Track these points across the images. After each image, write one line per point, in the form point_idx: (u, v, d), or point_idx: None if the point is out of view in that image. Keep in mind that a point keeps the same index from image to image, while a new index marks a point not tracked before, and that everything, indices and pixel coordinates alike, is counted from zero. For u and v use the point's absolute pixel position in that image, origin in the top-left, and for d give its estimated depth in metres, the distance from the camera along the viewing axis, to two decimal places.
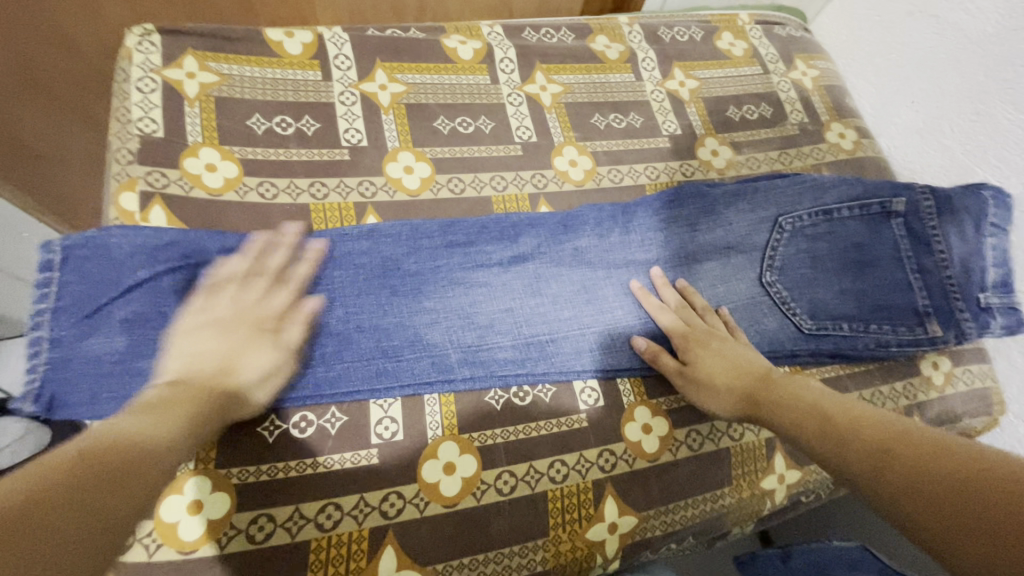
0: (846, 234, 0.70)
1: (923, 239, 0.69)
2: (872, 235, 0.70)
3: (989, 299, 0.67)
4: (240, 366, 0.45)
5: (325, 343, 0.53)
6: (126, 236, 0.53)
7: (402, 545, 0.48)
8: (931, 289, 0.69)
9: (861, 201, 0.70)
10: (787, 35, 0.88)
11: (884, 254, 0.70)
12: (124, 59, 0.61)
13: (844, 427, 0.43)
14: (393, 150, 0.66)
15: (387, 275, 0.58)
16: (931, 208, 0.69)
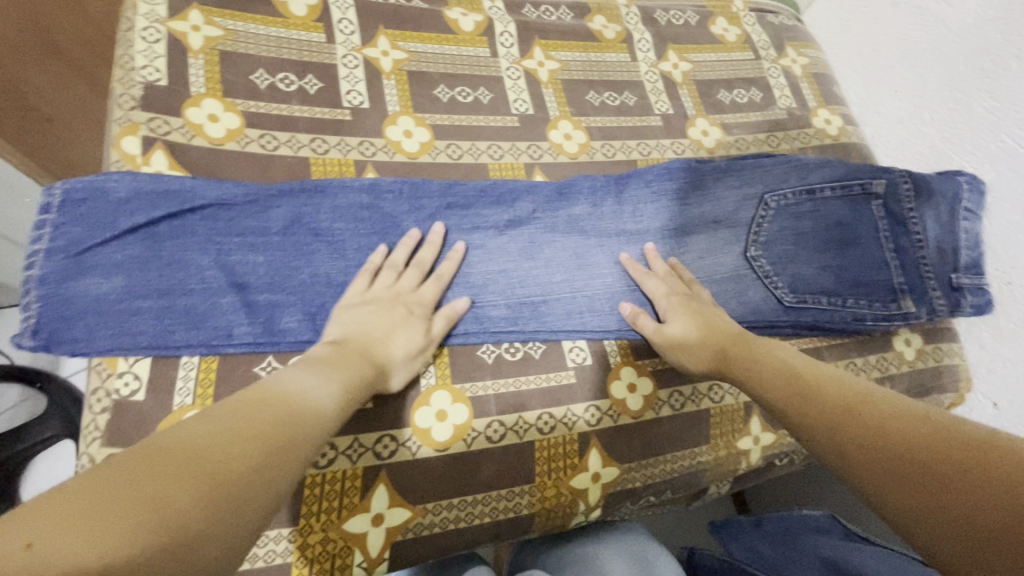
0: (827, 214, 0.73)
1: (900, 220, 0.72)
2: (853, 215, 0.73)
3: (961, 280, 0.70)
4: (390, 346, 0.50)
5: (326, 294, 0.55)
6: (125, 181, 0.52)
7: (394, 484, 0.50)
8: (906, 268, 0.72)
9: (843, 182, 0.73)
10: (778, 24, 0.91)
11: (864, 233, 0.73)
12: (129, 9, 0.62)
13: (816, 388, 0.45)
14: (394, 115, 0.67)
15: (386, 233, 0.60)
16: (908, 191, 0.72)
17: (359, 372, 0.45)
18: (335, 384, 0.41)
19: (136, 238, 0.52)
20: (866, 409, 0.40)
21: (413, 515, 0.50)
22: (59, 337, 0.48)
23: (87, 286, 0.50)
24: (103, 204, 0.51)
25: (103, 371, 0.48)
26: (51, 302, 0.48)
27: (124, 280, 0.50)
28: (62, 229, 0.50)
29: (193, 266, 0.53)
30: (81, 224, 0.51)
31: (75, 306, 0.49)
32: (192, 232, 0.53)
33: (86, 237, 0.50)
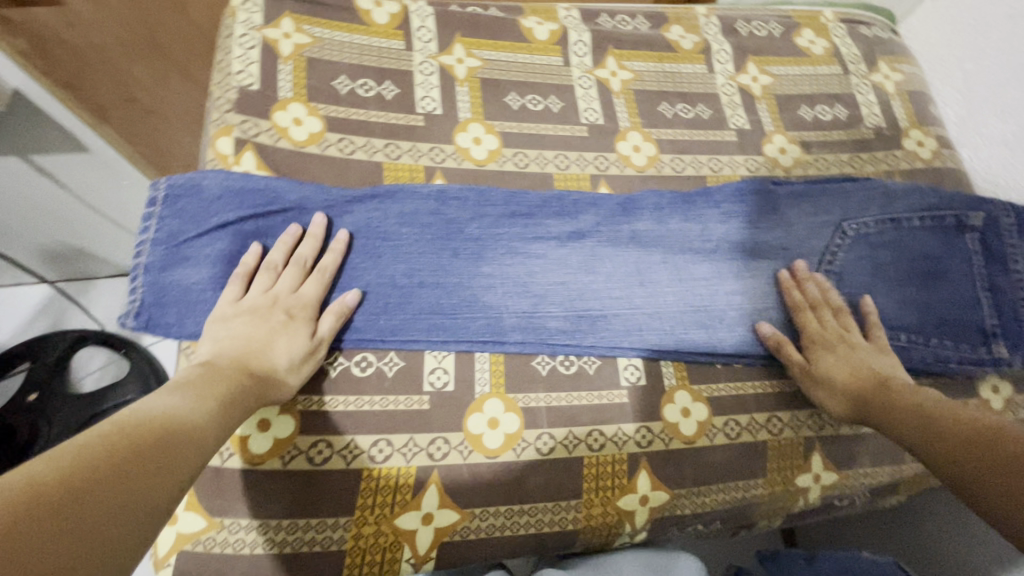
0: (913, 243, 0.68)
1: (999, 257, 0.67)
2: (943, 247, 0.68)
3: None
4: (270, 350, 0.48)
5: (394, 295, 0.57)
6: (218, 178, 0.56)
7: (444, 486, 0.51)
8: (1001, 308, 0.66)
9: (934, 211, 0.68)
10: (871, 37, 0.86)
11: (954, 268, 0.68)
12: (230, 17, 0.67)
13: (895, 407, 0.53)
14: (464, 123, 0.69)
15: (451, 239, 0.61)
16: (1012, 226, 0.67)
17: (244, 388, 0.44)
18: (201, 396, 0.40)
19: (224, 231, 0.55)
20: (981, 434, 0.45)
21: (461, 518, 0.51)
22: (159, 322, 0.53)
23: (182, 276, 0.54)
24: (198, 200, 0.56)
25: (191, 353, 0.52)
26: (153, 289, 0.53)
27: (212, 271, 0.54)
28: (165, 223, 0.55)
29: (276, 262, 0.56)
30: (180, 219, 0.55)
31: (172, 294, 0.53)
32: (275, 230, 0.57)
33: (185, 231, 0.55)
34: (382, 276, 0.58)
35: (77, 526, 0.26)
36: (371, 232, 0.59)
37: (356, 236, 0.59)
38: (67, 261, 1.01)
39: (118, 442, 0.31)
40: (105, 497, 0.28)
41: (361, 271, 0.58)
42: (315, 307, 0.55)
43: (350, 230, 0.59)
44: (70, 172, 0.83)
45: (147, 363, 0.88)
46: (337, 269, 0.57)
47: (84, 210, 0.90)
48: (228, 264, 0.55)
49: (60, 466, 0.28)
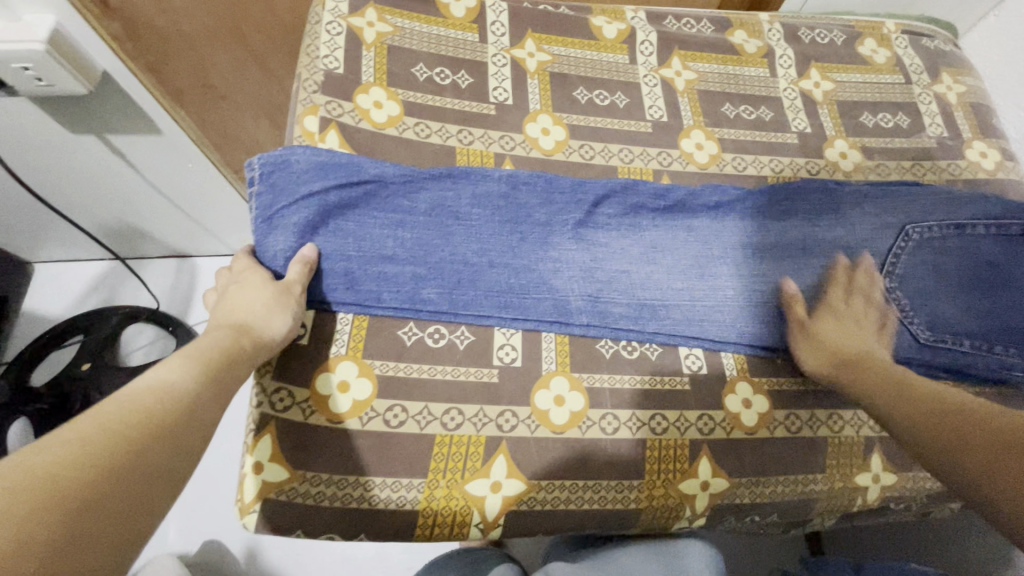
0: (977, 250, 0.68)
1: None
2: (1009, 256, 0.68)
3: None
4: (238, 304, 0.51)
5: (467, 272, 0.59)
6: (306, 154, 0.60)
7: (513, 457, 0.52)
8: None
9: (998, 220, 0.68)
10: (934, 48, 0.86)
11: (1021, 277, 0.67)
12: (318, 5, 0.70)
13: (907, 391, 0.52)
14: (534, 113, 0.71)
15: (520, 223, 0.63)
16: None
17: (238, 348, 0.45)
18: (192, 365, 0.41)
19: (310, 204, 0.58)
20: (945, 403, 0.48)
21: (527, 489, 0.52)
22: None
23: (272, 245, 0.57)
24: (288, 174, 0.59)
25: None
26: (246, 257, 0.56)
27: (299, 241, 0.57)
28: (259, 196, 0.58)
29: (356, 234, 0.59)
30: (273, 192, 0.58)
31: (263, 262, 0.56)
32: (356, 204, 0.59)
33: (275, 203, 0.58)
34: (455, 254, 0.60)
35: (93, 524, 0.27)
36: (445, 212, 0.62)
37: (431, 215, 0.61)
38: (122, 238, 1.06)
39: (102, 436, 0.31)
40: (115, 493, 0.29)
41: (436, 248, 0.60)
42: (392, 278, 0.57)
43: (426, 208, 0.61)
44: (138, 151, 0.86)
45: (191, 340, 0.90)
46: (413, 245, 0.60)
47: (146, 187, 0.93)
48: (312, 233, 0.58)
49: (79, 451, 0.30)
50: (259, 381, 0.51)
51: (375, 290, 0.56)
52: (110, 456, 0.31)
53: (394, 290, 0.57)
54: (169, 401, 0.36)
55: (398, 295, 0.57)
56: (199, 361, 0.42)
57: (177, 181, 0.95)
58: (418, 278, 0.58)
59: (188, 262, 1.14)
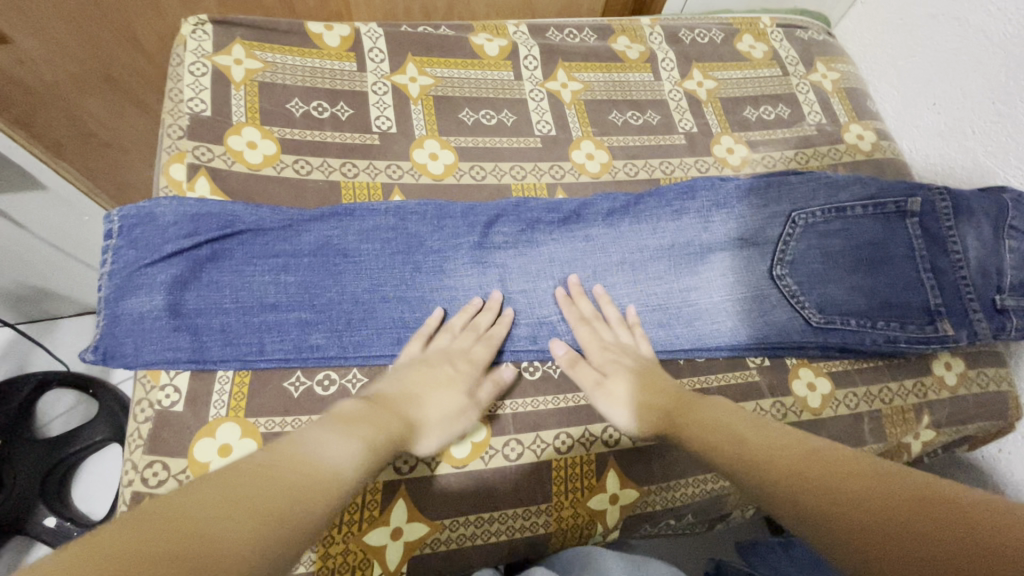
0: (857, 232, 0.71)
1: (939, 240, 0.70)
2: (886, 234, 0.71)
3: (1006, 302, 0.68)
4: (427, 405, 0.50)
5: (357, 313, 0.57)
6: (171, 205, 0.56)
7: (412, 500, 0.51)
8: (943, 288, 0.69)
9: (875, 200, 0.71)
10: (808, 39, 0.90)
11: (898, 252, 0.70)
12: (180, 46, 0.67)
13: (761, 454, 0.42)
14: (420, 139, 0.70)
15: (411, 253, 0.61)
16: (948, 209, 0.70)
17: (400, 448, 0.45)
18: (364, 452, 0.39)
19: (178, 259, 0.54)
20: (787, 454, 0.41)
21: (431, 530, 0.51)
22: (118, 353, 0.51)
23: (133, 305, 0.53)
24: (151, 228, 0.55)
25: (147, 382, 0.52)
26: (109, 321, 0.52)
27: (167, 298, 0.53)
28: (119, 253, 0.54)
29: (234, 286, 0.56)
30: (135, 249, 0.54)
31: (126, 325, 0.52)
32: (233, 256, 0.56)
33: (137, 260, 0.54)
34: (343, 294, 0.58)
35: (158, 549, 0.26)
36: (328, 250, 0.59)
37: (312, 255, 0.58)
38: (26, 301, 0.94)
39: (213, 493, 0.30)
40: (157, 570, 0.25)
41: (321, 290, 0.57)
42: (274, 327, 0.55)
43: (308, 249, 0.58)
44: (31, 215, 0.80)
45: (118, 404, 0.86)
46: (297, 289, 0.57)
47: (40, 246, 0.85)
48: (187, 289, 0.54)
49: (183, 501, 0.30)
50: (131, 458, 0.49)
51: (255, 342, 0.54)
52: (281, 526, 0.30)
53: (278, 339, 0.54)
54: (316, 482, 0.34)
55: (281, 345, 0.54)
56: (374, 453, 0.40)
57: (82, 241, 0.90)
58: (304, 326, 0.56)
59: None
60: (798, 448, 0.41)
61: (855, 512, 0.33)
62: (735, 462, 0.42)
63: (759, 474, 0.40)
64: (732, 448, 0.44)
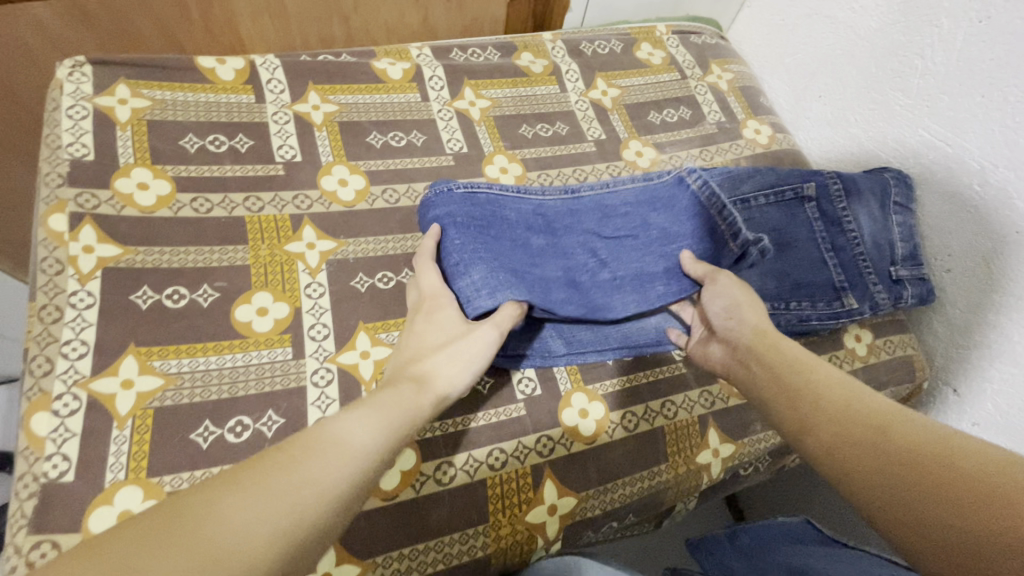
0: (763, 220, 0.74)
1: (835, 220, 0.75)
2: (789, 218, 0.75)
3: (900, 272, 0.74)
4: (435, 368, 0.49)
5: (594, 292, 0.61)
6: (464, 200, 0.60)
7: (341, 540, 0.48)
8: (845, 265, 0.74)
9: (776, 188, 0.75)
10: (702, 43, 0.96)
11: (801, 235, 0.75)
12: (55, 89, 0.63)
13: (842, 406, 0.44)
14: (328, 166, 0.69)
15: (633, 238, 0.65)
16: (839, 191, 0.75)
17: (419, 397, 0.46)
18: (382, 427, 0.41)
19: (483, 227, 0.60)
20: (903, 425, 0.40)
21: (362, 570, 0.49)
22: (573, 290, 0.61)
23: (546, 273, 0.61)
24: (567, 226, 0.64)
25: (30, 454, 0.47)
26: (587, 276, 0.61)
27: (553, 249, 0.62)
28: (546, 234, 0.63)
29: (483, 236, 0.59)
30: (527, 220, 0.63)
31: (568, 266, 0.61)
32: (482, 218, 0.60)
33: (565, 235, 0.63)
34: (608, 274, 0.63)
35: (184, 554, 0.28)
36: (566, 232, 0.64)
37: (558, 236, 0.63)
38: None
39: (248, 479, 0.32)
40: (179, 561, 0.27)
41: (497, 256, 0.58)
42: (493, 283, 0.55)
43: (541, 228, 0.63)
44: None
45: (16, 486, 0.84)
46: (553, 262, 0.62)
47: None
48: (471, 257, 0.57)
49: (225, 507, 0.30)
50: (13, 541, 0.44)
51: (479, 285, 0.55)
52: (303, 518, 0.32)
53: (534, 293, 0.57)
54: (343, 460, 0.36)
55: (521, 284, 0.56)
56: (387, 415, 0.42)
57: None
58: (547, 289, 0.59)
59: None
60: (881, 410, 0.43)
61: (912, 499, 0.36)
62: (813, 408, 0.46)
63: (836, 429, 0.43)
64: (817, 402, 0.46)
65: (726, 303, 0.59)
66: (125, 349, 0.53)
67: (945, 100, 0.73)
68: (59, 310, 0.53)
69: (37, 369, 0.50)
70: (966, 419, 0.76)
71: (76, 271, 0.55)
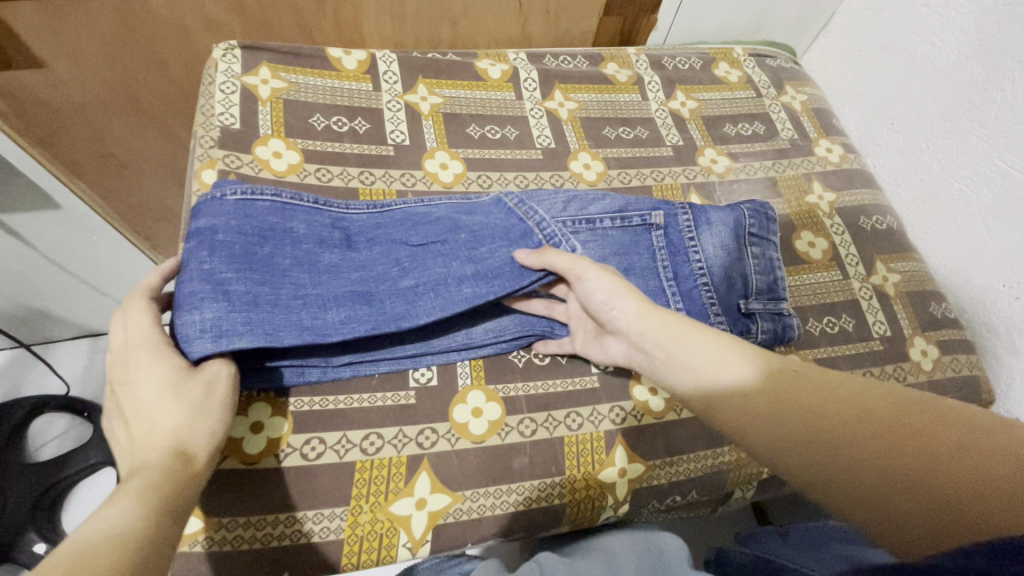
0: (605, 244, 0.67)
1: (681, 250, 0.69)
2: (631, 243, 0.68)
3: (752, 305, 0.68)
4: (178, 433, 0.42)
5: (388, 303, 0.55)
6: (220, 211, 0.53)
7: (436, 472, 0.54)
8: (688, 296, 0.67)
9: (621, 213, 0.68)
10: (777, 65, 1.00)
11: (642, 263, 0.67)
12: (210, 67, 0.73)
13: (794, 403, 0.45)
14: (432, 150, 0.76)
15: (344, 253, 0.57)
16: (688, 222, 0.70)
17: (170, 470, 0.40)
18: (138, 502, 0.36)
19: (220, 238, 0.52)
20: (854, 410, 0.43)
21: (453, 501, 0.54)
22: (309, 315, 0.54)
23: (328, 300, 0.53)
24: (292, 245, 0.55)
25: None
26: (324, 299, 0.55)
27: (329, 278, 0.55)
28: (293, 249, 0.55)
29: (236, 254, 0.51)
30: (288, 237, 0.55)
31: (338, 298, 0.54)
32: (254, 230, 0.53)
33: (345, 260, 0.57)
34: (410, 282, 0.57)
35: None
36: (338, 247, 0.57)
37: (356, 251, 0.58)
38: (32, 322, 1.06)
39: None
40: None
41: (234, 275, 0.50)
42: (230, 321, 0.48)
43: (256, 244, 0.53)
44: (40, 230, 0.88)
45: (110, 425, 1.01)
46: (343, 278, 0.56)
47: (33, 254, 0.90)
48: (198, 294, 0.48)
49: None
50: None
51: (230, 325, 0.48)
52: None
53: (290, 328, 0.50)
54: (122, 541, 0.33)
55: (269, 328, 0.49)
56: (140, 497, 0.37)
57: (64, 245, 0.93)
58: (312, 315, 0.52)
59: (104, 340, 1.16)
60: (829, 393, 0.45)
61: (883, 485, 0.39)
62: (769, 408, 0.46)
63: (798, 430, 0.44)
64: (768, 403, 0.46)
65: (604, 295, 0.57)
66: None
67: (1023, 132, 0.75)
68: None
69: None
70: None
71: None
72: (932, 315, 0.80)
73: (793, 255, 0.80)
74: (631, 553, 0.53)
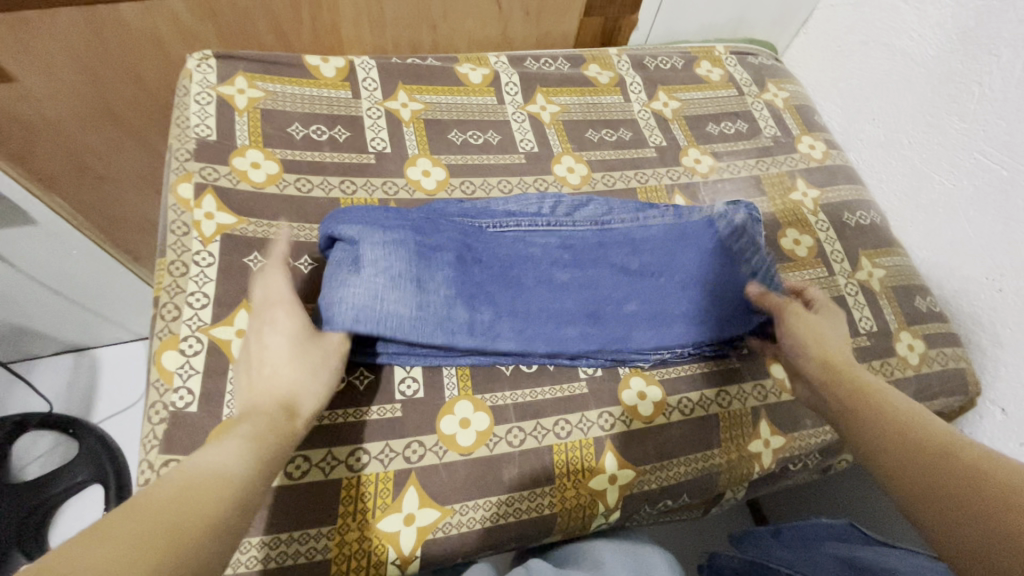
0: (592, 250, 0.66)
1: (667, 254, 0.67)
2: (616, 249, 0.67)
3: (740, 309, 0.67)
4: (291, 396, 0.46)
5: (612, 326, 0.62)
6: (439, 226, 0.60)
7: (423, 487, 0.54)
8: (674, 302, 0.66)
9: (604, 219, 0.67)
10: (759, 63, 1.00)
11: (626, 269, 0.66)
12: (185, 78, 0.72)
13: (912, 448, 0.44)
14: (413, 158, 0.75)
15: (574, 274, 0.63)
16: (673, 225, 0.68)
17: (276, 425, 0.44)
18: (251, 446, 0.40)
19: (446, 247, 0.60)
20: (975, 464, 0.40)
21: (442, 515, 0.53)
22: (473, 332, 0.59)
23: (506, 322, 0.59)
24: (520, 265, 0.62)
25: (161, 386, 0.55)
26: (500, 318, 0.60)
27: (536, 302, 0.61)
28: (518, 273, 0.62)
29: (444, 267, 0.58)
30: (524, 266, 0.62)
31: (522, 316, 0.60)
32: (508, 257, 0.62)
33: (580, 288, 0.63)
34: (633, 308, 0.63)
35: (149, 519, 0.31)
36: (569, 268, 0.63)
37: (586, 271, 0.64)
38: (13, 340, 1.04)
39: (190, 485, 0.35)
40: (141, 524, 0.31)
41: (436, 280, 0.58)
42: (400, 314, 0.54)
43: (470, 254, 0.60)
44: (15, 247, 0.86)
45: (98, 441, 0.98)
46: (575, 297, 0.62)
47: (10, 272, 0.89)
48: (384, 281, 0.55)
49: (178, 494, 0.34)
50: (148, 456, 0.51)
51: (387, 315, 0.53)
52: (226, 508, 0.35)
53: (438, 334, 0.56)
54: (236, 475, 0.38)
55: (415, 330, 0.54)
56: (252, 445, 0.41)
57: (41, 261, 0.90)
58: (449, 315, 0.57)
59: (88, 356, 1.14)
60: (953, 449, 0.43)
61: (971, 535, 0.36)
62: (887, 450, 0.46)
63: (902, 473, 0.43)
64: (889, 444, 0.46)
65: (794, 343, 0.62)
66: (238, 304, 0.60)
67: (1002, 125, 0.75)
68: (185, 265, 0.60)
69: (168, 314, 0.58)
70: (1015, 438, 0.76)
71: (199, 233, 0.62)
72: (917, 308, 0.81)
73: (778, 253, 0.80)
74: (617, 566, 0.53)
